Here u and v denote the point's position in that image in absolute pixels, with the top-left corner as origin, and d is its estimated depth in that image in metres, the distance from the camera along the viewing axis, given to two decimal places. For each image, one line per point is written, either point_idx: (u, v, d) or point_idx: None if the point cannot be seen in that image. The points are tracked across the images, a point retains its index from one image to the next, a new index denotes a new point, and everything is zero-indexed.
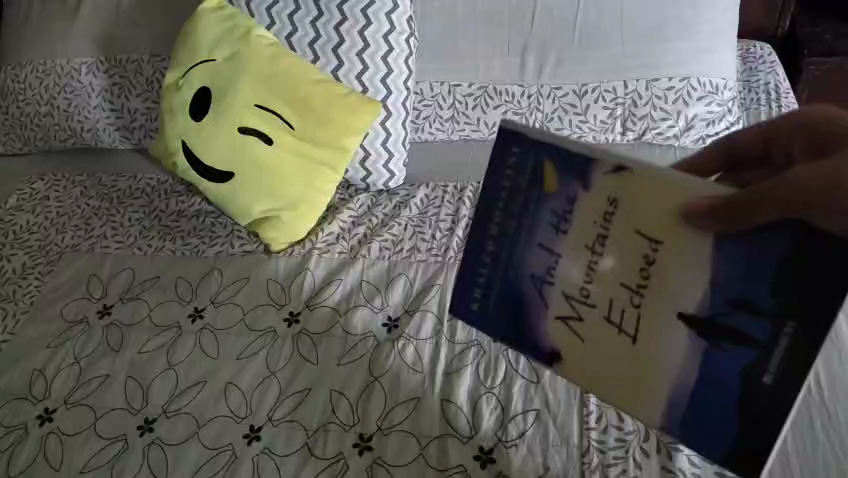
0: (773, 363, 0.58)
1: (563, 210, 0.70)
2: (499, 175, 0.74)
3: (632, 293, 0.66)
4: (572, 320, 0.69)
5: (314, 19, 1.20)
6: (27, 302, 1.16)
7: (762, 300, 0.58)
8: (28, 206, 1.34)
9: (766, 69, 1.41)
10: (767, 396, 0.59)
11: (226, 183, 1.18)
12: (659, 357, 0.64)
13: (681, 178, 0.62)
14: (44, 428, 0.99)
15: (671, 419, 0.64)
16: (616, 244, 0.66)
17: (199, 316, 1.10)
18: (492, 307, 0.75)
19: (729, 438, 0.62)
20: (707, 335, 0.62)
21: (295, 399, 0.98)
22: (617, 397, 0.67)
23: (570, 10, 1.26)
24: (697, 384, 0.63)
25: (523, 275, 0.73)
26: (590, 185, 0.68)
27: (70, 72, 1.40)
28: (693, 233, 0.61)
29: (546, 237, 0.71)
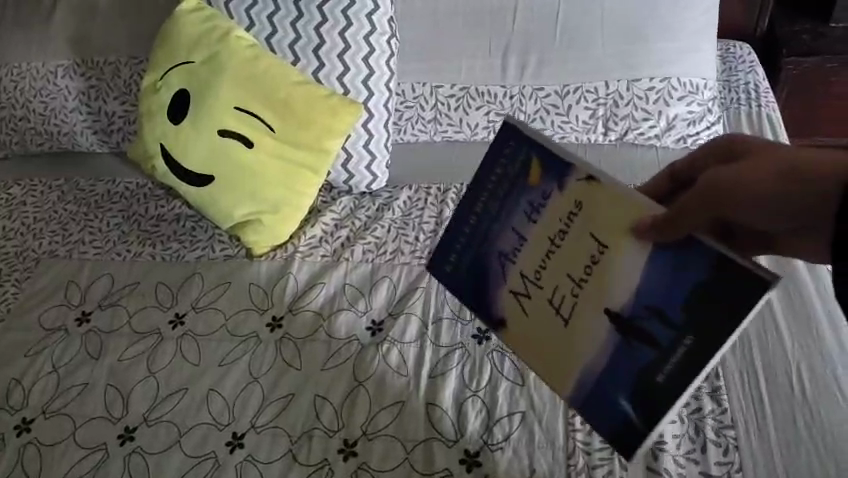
0: (669, 366, 0.66)
1: (538, 202, 0.76)
2: (492, 162, 0.81)
3: (573, 284, 0.72)
4: (522, 295, 0.77)
5: (294, 20, 1.19)
6: (3, 310, 1.13)
7: (673, 311, 0.65)
8: (4, 212, 1.31)
9: (745, 69, 1.42)
10: (660, 394, 0.66)
11: (206, 187, 1.16)
12: (583, 342, 0.71)
13: (638, 195, 0.68)
14: (22, 439, 0.97)
15: (578, 394, 0.72)
16: (571, 240, 0.73)
17: (180, 322, 1.08)
18: (463, 271, 0.84)
19: (618, 422, 0.69)
20: (624, 332, 0.69)
21: (278, 405, 0.97)
22: (541, 368, 0.75)
23: (550, 11, 1.26)
24: (605, 371, 0.70)
25: (493, 251, 0.81)
26: (565, 185, 0.74)
27: (46, 75, 1.38)
28: (636, 245, 0.68)
29: (519, 223, 0.78)
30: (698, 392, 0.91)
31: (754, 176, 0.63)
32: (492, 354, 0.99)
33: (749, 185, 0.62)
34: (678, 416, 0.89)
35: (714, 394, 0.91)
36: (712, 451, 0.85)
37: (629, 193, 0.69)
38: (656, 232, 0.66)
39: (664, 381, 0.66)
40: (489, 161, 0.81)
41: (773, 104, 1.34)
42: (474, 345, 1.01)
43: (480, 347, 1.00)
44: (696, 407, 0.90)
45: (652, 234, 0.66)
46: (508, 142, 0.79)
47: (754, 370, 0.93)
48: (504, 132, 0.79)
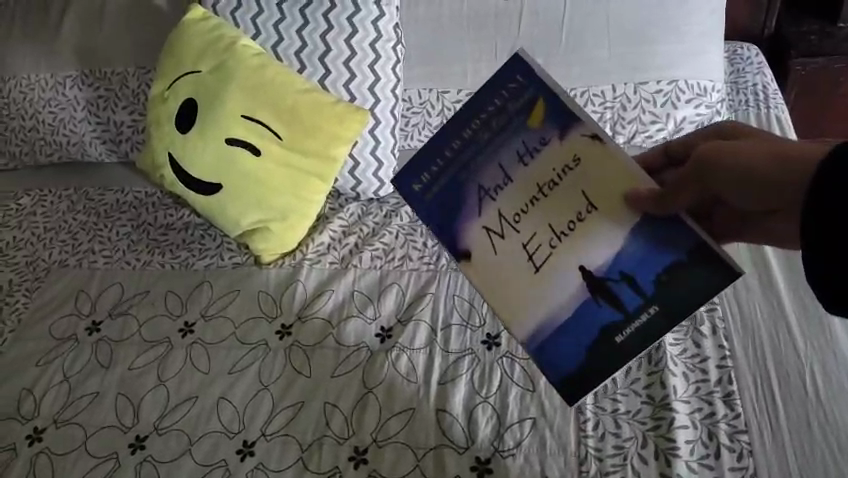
0: (630, 328, 0.68)
1: (533, 146, 0.73)
2: (491, 92, 0.75)
3: (553, 237, 0.72)
4: (496, 235, 0.76)
5: (299, 28, 1.19)
6: (15, 320, 1.14)
7: (645, 281, 0.68)
8: (14, 222, 1.32)
9: (753, 71, 1.41)
10: (616, 352, 0.69)
11: (214, 196, 1.16)
12: (551, 291, 0.72)
13: (635, 166, 0.69)
14: (34, 448, 0.98)
15: (532, 338, 0.73)
16: (559, 193, 0.72)
17: (190, 331, 1.08)
18: (434, 195, 0.80)
19: (565, 367, 0.71)
20: (594, 291, 0.70)
21: (287, 413, 0.97)
22: (499, 305, 0.75)
23: (556, 15, 1.26)
24: (566, 322, 0.71)
25: (472, 182, 0.77)
26: (567, 135, 0.72)
27: (55, 86, 1.39)
28: (624, 213, 0.68)
29: (507, 160, 0.75)
30: (710, 396, 0.91)
31: (749, 153, 0.63)
32: (502, 360, 0.99)
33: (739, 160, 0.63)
34: (691, 421, 0.89)
35: (727, 398, 0.90)
36: (725, 456, 0.85)
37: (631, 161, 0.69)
38: (647, 202, 0.67)
39: (622, 341, 0.69)
40: (488, 90, 0.75)
41: (781, 104, 1.33)
42: (484, 351, 1.00)
43: (490, 353, 1.00)
44: (709, 411, 0.89)
45: (644, 204, 0.67)
46: (516, 76, 0.74)
47: (767, 373, 0.92)
48: (513, 66, 0.74)
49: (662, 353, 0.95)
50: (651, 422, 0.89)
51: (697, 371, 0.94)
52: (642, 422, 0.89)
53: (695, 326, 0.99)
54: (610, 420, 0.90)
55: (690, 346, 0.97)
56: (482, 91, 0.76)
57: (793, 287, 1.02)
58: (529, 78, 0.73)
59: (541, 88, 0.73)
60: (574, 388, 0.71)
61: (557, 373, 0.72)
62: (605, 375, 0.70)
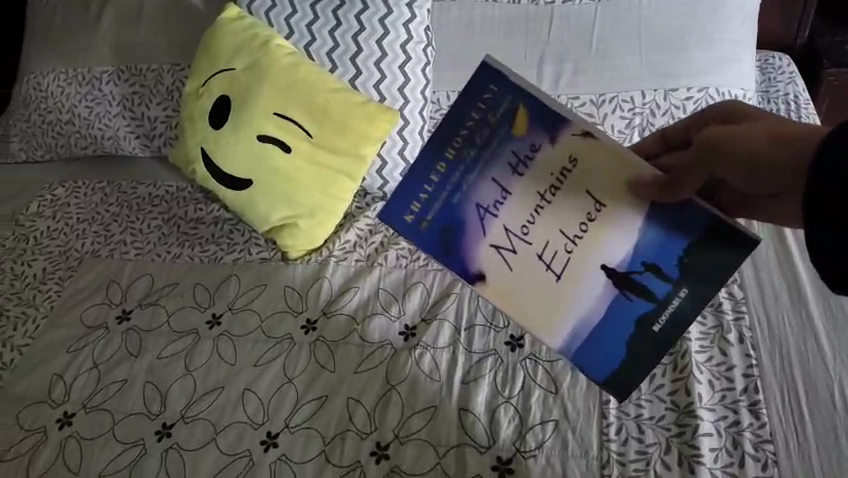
0: (664, 315, 0.72)
1: (525, 154, 0.73)
2: (468, 104, 0.74)
3: (568, 241, 0.73)
4: (506, 251, 0.74)
5: (332, 29, 1.21)
6: (47, 307, 1.17)
7: (667, 267, 0.71)
8: (49, 212, 1.36)
9: (784, 81, 1.40)
10: (654, 342, 0.72)
11: (245, 191, 1.18)
12: (578, 296, 0.73)
13: (631, 153, 0.72)
14: (63, 432, 1.00)
15: (569, 346, 0.74)
16: (564, 195, 0.73)
17: (217, 323, 1.10)
18: (429, 224, 0.77)
19: (609, 365, 0.73)
20: (620, 286, 0.72)
21: (311, 406, 0.98)
22: (528, 321, 0.74)
23: (587, 22, 1.27)
24: (601, 323, 0.73)
25: (468, 202, 0.75)
26: (558, 139, 0.72)
27: (92, 81, 1.42)
28: (634, 203, 0.72)
29: (500, 173, 0.74)
30: (736, 404, 0.90)
31: (751, 136, 0.68)
32: (525, 362, 0.99)
33: (744, 143, 0.68)
34: (715, 429, 0.88)
35: (753, 408, 0.90)
36: (750, 465, 0.84)
37: (626, 153, 0.72)
38: (653, 191, 0.70)
39: (658, 330, 0.72)
40: (465, 103, 0.74)
41: (812, 115, 1.31)
42: (507, 352, 1.01)
43: (513, 354, 1.00)
44: (734, 420, 0.89)
45: (651, 192, 0.70)
46: (489, 84, 0.72)
47: (794, 383, 0.92)
48: (482, 75, 0.72)
49: (688, 360, 0.95)
50: (675, 429, 0.89)
51: (722, 379, 0.93)
52: (665, 428, 0.89)
53: (722, 334, 0.98)
54: (633, 424, 0.90)
55: (716, 354, 0.96)
56: (457, 105, 0.74)
57: (823, 297, 1.01)
58: (504, 86, 0.72)
59: (520, 95, 0.72)
60: (624, 385, 0.73)
61: (601, 373, 0.74)
62: (647, 368, 0.73)
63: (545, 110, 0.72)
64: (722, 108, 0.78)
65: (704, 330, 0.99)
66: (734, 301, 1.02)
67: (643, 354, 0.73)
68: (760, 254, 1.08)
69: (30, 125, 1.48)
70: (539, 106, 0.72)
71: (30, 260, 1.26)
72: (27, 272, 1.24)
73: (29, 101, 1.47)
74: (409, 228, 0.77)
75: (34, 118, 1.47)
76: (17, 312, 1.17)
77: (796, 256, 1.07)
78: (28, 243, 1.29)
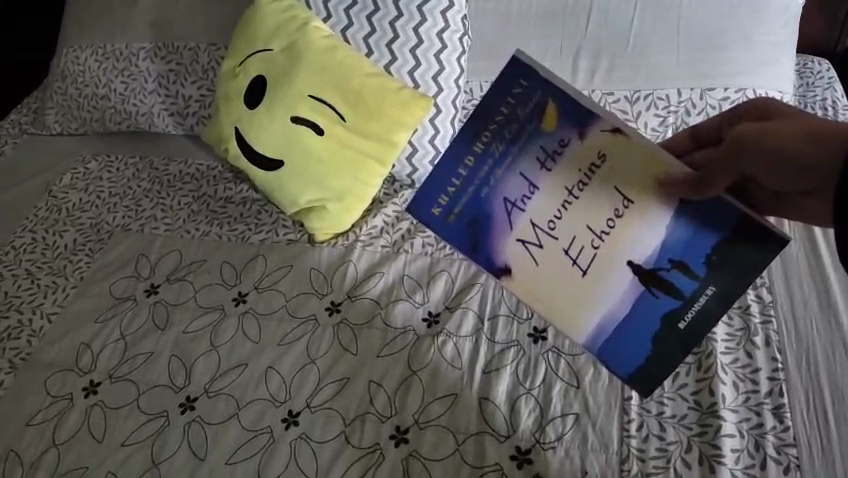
0: (691, 312, 0.71)
1: (553, 149, 0.73)
2: (497, 98, 0.75)
3: (594, 237, 0.73)
4: (533, 246, 0.74)
5: (369, 14, 1.21)
6: (77, 277, 1.19)
7: (695, 265, 0.70)
8: (81, 185, 1.38)
9: (823, 86, 1.38)
10: (679, 338, 0.71)
11: (275, 172, 1.19)
12: (603, 292, 0.73)
13: (660, 149, 0.71)
14: (89, 400, 1.02)
15: (594, 341, 0.74)
16: (592, 191, 0.73)
17: (243, 300, 1.12)
18: (457, 216, 0.78)
19: (634, 361, 0.73)
20: (646, 283, 0.71)
21: (332, 388, 0.99)
22: (553, 315, 0.75)
23: (627, 17, 1.26)
24: (626, 318, 0.72)
25: (496, 196, 0.76)
26: (587, 135, 0.72)
27: (129, 57, 1.44)
28: (662, 201, 0.70)
29: (528, 168, 0.74)
30: (760, 407, 0.90)
31: (784, 135, 0.66)
32: (548, 354, 0.99)
33: (777, 141, 0.66)
34: (738, 430, 0.88)
35: (777, 411, 0.89)
36: (771, 468, 0.84)
37: (656, 149, 0.71)
38: (683, 188, 0.69)
39: (686, 327, 0.71)
40: (494, 97, 0.75)
41: None
42: (530, 344, 1.01)
43: (535, 346, 1.00)
44: (758, 422, 0.88)
45: (681, 190, 0.69)
46: (519, 80, 0.73)
47: (821, 389, 0.91)
48: (513, 71, 0.73)
49: (713, 360, 0.94)
50: (697, 428, 0.89)
51: (747, 381, 0.93)
52: (687, 427, 0.89)
53: (748, 336, 0.97)
54: (655, 422, 0.90)
55: (742, 355, 0.95)
56: (486, 99, 0.75)
57: None
58: (534, 81, 0.72)
59: (550, 90, 0.72)
60: (647, 382, 0.73)
61: (625, 369, 0.73)
62: (672, 365, 0.72)
63: (574, 105, 0.72)
64: (754, 105, 0.77)
65: (731, 331, 0.99)
66: (763, 303, 1.02)
67: (670, 351, 0.72)
68: (791, 259, 1.07)
69: (66, 98, 1.50)
70: (568, 101, 0.72)
71: (62, 231, 1.28)
72: (58, 242, 1.26)
73: (67, 75, 1.49)
74: (437, 221, 0.79)
75: (71, 91, 1.49)
76: (47, 281, 1.19)
77: (829, 262, 1.06)
78: (60, 214, 1.32)
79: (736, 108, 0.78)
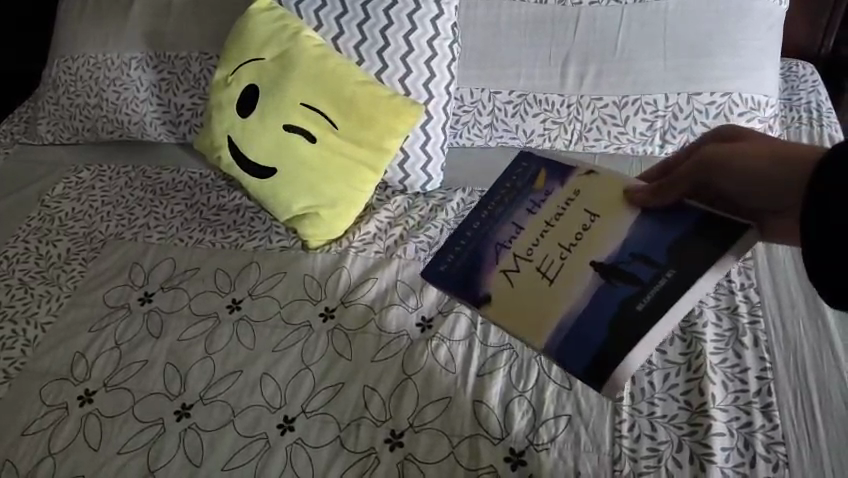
0: (649, 295, 0.68)
1: (540, 200, 0.85)
2: (503, 180, 0.90)
3: (563, 250, 0.77)
4: (511, 271, 0.78)
5: (360, 23, 1.22)
6: (71, 286, 1.19)
7: (655, 255, 0.71)
8: (74, 194, 1.38)
9: (807, 89, 1.41)
10: (637, 322, 0.67)
11: (268, 179, 1.20)
12: (567, 291, 0.73)
13: (626, 181, 0.81)
14: (85, 409, 1.02)
15: (555, 341, 0.71)
16: (566, 218, 0.80)
17: (237, 307, 1.12)
18: (456, 271, 0.83)
19: (592, 352, 0.68)
20: (607, 275, 0.72)
21: (328, 393, 1.00)
22: (521, 326, 0.74)
23: (614, 24, 1.28)
24: (587, 312, 0.71)
25: (490, 244, 0.83)
26: (567, 182, 0.84)
27: (120, 66, 1.45)
28: (626, 213, 0.77)
29: (518, 216, 0.84)
30: (749, 406, 0.91)
31: (752, 156, 0.67)
32: (540, 357, 1.00)
33: (742, 163, 0.68)
34: (728, 429, 0.89)
35: (765, 409, 0.91)
36: (761, 466, 0.85)
37: (622, 181, 0.81)
38: (646, 197, 0.77)
39: (643, 309, 0.68)
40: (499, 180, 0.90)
41: (835, 124, 1.31)
42: (522, 347, 1.02)
43: (528, 349, 1.01)
44: (747, 421, 0.90)
45: (644, 201, 0.77)
46: (521, 163, 0.91)
47: (807, 389, 0.92)
48: (518, 156, 0.92)
49: (703, 361, 0.96)
50: (688, 427, 0.90)
51: (737, 380, 0.94)
52: (678, 427, 0.90)
53: (737, 336, 0.99)
54: (646, 422, 0.91)
55: (731, 355, 0.97)
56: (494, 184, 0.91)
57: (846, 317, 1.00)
58: (532, 161, 0.90)
59: (543, 165, 0.88)
60: (603, 369, 0.66)
61: (581, 364, 0.68)
62: (630, 350, 0.66)
63: (559, 169, 0.87)
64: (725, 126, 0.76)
65: (720, 331, 1.00)
66: (750, 304, 1.03)
67: (629, 337, 0.67)
68: (777, 261, 1.09)
69: (57, 108, 1.50)
70: (554, 167, 0.87)
71: (55, 240, 1.28)
72: (52, 251, 1.26)
73: (58, 85, 1.49)
74: (441, 275, 0.84)
75: (62, 101, 1.50)
76: (41, 290, 1.19)
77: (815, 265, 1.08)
78: (53, 224, 1.32)
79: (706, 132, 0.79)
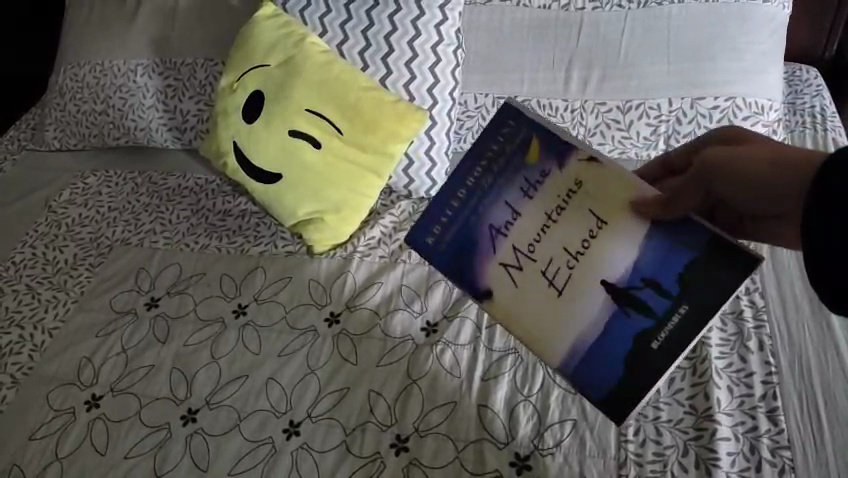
0: (664, 332, 0.68)
1: (535, 179, 0.79)
2: (490, 138, 0.82)
3: (570, 258, 0.74)
4: (513, 268, 0.77)
5: (365, 29, 1.23)
6: (77, 291, 1.20)
7: (667, 281, 0.70)
8: (81, 200, 1.39)
9: (811, 93, 1.41)
10: (651, 359, 0.68)
11: (274, 185, 1.21)
12: (577, 312, 0.72)
13: (632, 176, 0.74)
14: (91, 413, 1.03)
15: (566, 363, 0.72)
16: (568, 217, 0.76)
17: (243, 312, 1.13)
18: (446, 246, 0.82)
19: (606, 384, 0.70)
20: (619, 301, 0.71)
21: (333, 397, 1.00)
22: (529, 340, 0.74)
23: (617, 29, 1.28)
24: (599, 339, 0.71)
25: (483, 223, 0.80)
26: (566, 165, 0.77)
27: (127, 73, 1.46)
28: (632, 222, 0.73)
29: (512, 197, 0.79)
30: (754, 410, 0.91)
31: (753, 159, 0.66)
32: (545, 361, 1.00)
33: (744, 166, 0.67)
34: (733, 434, 0.89)
35: (771, 414, 0.91)
36: (767, 470, 0.85)
37: (628, 176, 0.74)
38: (655, 209, 0.71)
39: (658, 347, 0.68)
40: (486, 138, 0.82)
41: (839, 127, 1.32)
42: (527, 351, 1.02)
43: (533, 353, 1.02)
44: (752, 425, 0.90)
45: (651, 210, 0.71)
46: (507, 121, 0.81)
47: (813, 393, 0.92)
48: (504, 112, 0.82)
49: (708, 365, 0.96)
50: (693, 432, 0.90)
51: (742, 385, 0.94)
52: (683, 431, 0.90)
53: (742, 341, 0.99)
54: (651, 427, 0.91)
55: (736, 360, 0.97)
56: (480, 141, 0.83)
57: None
58: (521, 122, 0.81)
59: (537, 130, 0.79)
60: (618, 405, 0.69)
61: (596, 394, 0.70)
62: (646, 389, 0.68)
63: (556, 140, 0.79)
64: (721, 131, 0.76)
65: (725, 336, 1.00)
66: (756, 308, 1.03)
67: (645, 374, 0.68)
68: (782, 265, 1.09)
69: (64, 114, 1.51)
70: (551, 137, 0.79)
71: (62, 246, 1.29)
72: (59, 257, 1.27)
73: (65, 92, 1.51)
74: (429, 248, 0.83)
75: (69, 108, 1.51)
76: (48, 296, 1.20)
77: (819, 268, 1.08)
78: (60, 230, 1.33)
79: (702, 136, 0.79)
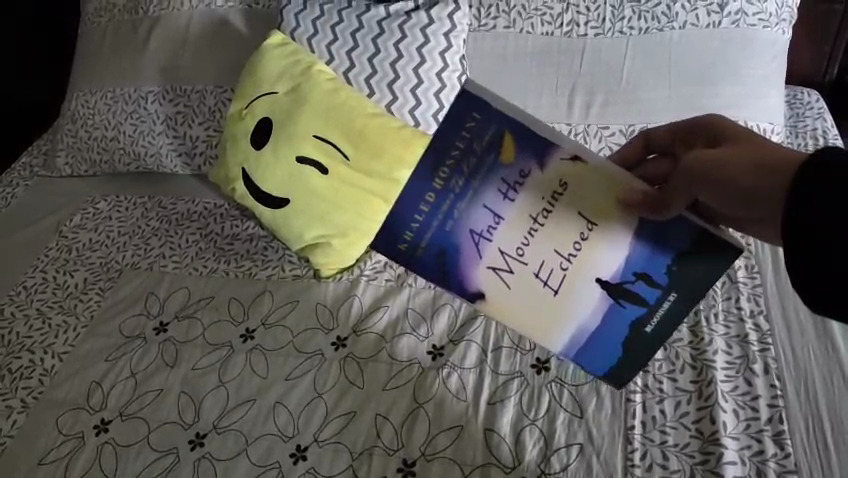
0: (657, 317, 0.75)
1: (514, 180, 0.73)
2: (453, 134, 0.73)
3: (563, 259, 0.74)
4: (503, 271, 0.74)
5: (370, 56, 1.26)
6: (87, 316, 1.21)
7: (657, 273, 0.74)
8: (91, 225, 1.41)
9: (813, 116, 1.42)
10: (647, 339, 0.76)
11: (281, 209, 1.22)
12: (575, 307, 0.75)
13: (619, 173, 0.73)
14: (100, 438, 1.03)
15: (569, 350, 0.77)
16: (557, 217, 0.73)
17: (251, 337, 1.13)
18: (424, 250, 0.77)
19: (607, 361, 0.78)
20: (614, 294, 0.75)
21: (340, 421, 1.01)
22: (529, 332, 0.77)
23: (618, 55, 1.30)
24: (598, 328, 0.76)
25: (461, 229, 0.75)
26: (546, 165, 0.72)
27: (137, 100, 1.48)
28: (622, 221, 0.73)
29: (492, 199, 0.73)
30: (760, 434, 0.91)
31: (730, 166, 0.65)
32: (551, 385, 1.01)
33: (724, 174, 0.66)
34: (740, 457, 0.89)
35: (777, 437, 0.90)
36: None
37: (615, 174, 0.73)
38: (644, 209, 0.72)
39: (652, 330, 0.75)
40: (448, 134, 0.73)
41: None
42: (533, 375, 1.02)
43: (539, 377, 1.02)
44: (759, 449, 0.90)
45: (640, 208, 0.72)
46: (472, 112, 0.71)
47: (820, 416, 0.92)
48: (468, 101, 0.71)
49: (713, 388, 0.96)
50: (700, 456, 0.90)
51: (747, 408, 0.94)
52: (690, 455, 0.90)
53: (748, 364, 0.99)
54: (658, 451, 0.92)
55: (741, 383, 0.97)
56: (441, 136, 0.73)
57: None
58: (490, 113, 0.71)
59: (508, 123, 0.71)
60: (619, 374, 0.78)
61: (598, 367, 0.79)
62: (643, 362, 0.77)
63: (532, 135, 0.71)
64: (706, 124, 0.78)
65: (730, 359, 1.00)
66: (760, 332, 1.04)
67: (640, 350, 0.77)
68: (785, 288, 1.10)
69: (76, 141, 1.54)
70: (524, 133, 0.71)
71: (73, 270, 1.31)
72: (69, 281, 1.29)
73: (77, 118, 1.53)
74: (406, 255, 0.78)
75: (81, 134, 1.54)
76: (59, 321, 1.21)
77: None
78: (71, 254, 1.35)
79: (687, 123, 0.80)
